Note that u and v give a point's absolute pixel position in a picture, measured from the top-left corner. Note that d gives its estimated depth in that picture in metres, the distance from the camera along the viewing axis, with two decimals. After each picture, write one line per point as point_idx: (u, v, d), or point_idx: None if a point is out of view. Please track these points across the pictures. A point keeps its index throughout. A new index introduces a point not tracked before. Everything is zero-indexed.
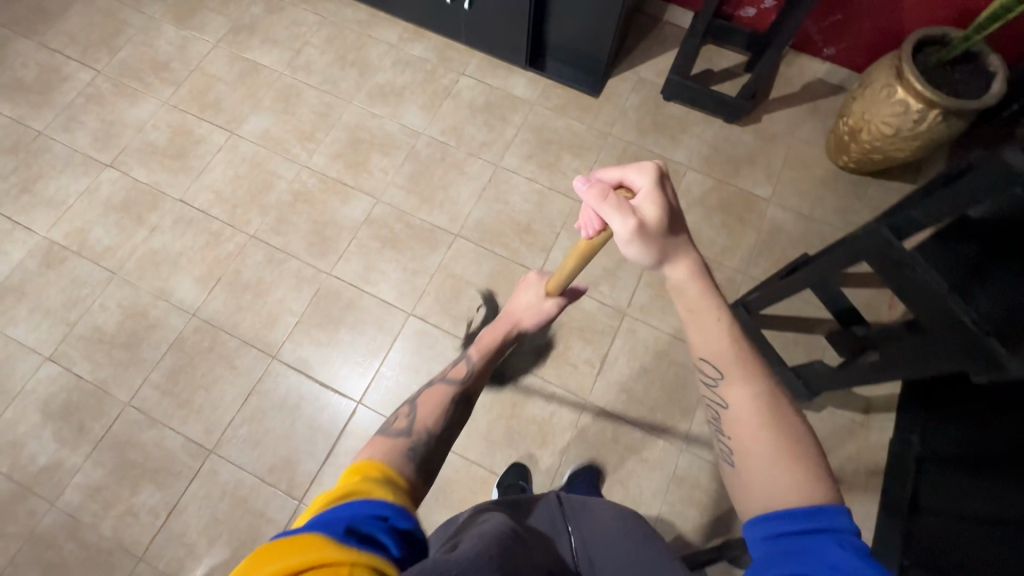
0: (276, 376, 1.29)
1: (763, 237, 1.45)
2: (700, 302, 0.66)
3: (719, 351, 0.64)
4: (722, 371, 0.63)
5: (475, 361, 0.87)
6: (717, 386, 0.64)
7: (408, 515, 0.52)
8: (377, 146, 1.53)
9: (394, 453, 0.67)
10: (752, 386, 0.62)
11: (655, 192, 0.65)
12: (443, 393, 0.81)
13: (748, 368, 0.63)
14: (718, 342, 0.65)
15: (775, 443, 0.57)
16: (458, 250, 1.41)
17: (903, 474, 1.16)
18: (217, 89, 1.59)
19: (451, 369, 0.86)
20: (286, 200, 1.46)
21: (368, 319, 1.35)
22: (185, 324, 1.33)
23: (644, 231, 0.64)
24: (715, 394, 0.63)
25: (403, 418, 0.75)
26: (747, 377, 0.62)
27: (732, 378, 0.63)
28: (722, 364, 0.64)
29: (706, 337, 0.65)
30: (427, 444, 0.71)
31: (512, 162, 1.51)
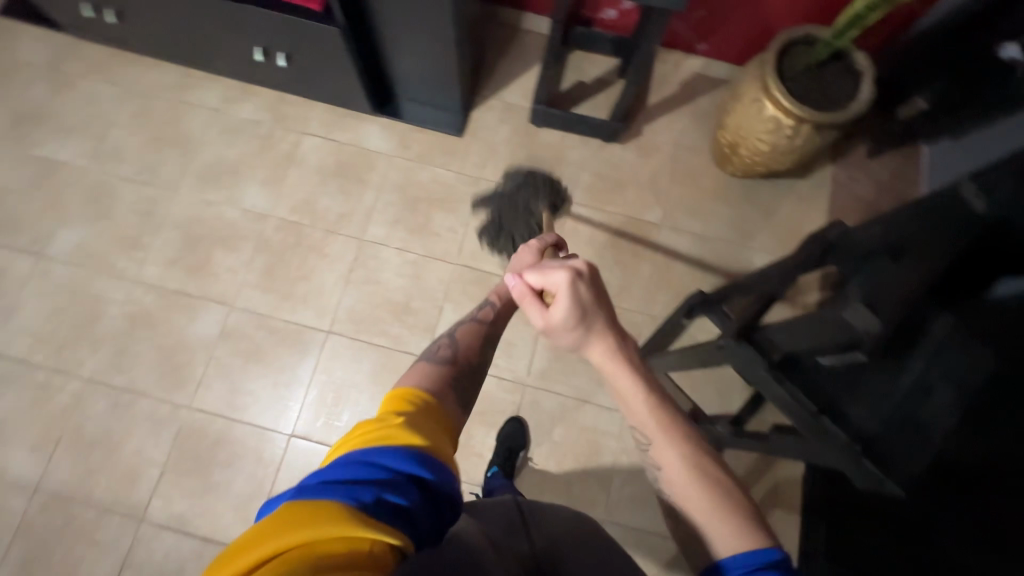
0: (147, 542, 1.13)
1: (659, 267, 1.35)
2: (622, 380, 0.60)
3: (640, 418, 0.60)
4: (647, 435, 0.60)
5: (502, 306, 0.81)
6: (648, 450, 0.60)
7: (432, 466, 0.49)
8: (219, 241, 1.32)
9: (434, 379, 0.63)
10: (680, 444, 0.58)
11: (564, 294, 0.60)
12: (478, 331, 0.75)
13: (673, 426, 0.59)
14: (640, 411, 0.60)
15: (706, 496, 0.55)
16: (333, 349, 1.26)
17: (817, 522, 1.11)
18: (9, 203, 1.32)
19: (477, 311, 0.79)
20: (121, 328, 1.25)
21: (243, 452, 1.19)
22: (29, 504, 1.15)
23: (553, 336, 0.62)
24: (647, 457, 0.61)
25: (445, 346, 0.70)
26: (674, 439, 0.59)
27: (660, 443, 0.59)
28: (646, 429, 0.60)
29: (630, 405, 0.60)
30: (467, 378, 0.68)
31: (377, 232, 1.34)
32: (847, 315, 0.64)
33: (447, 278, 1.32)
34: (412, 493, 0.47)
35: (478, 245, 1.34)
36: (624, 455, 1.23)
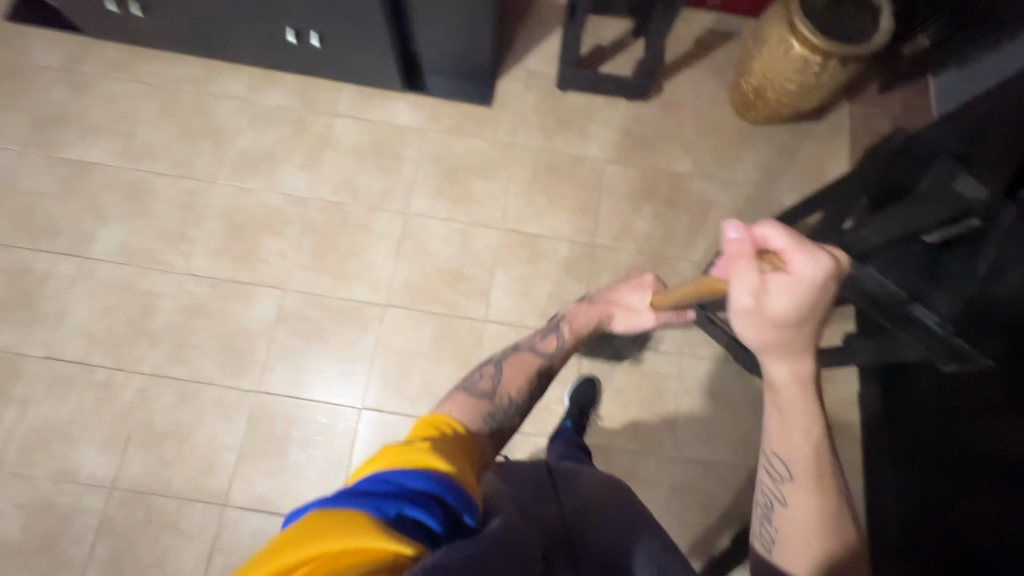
0: (233, 526, 1.14)
1: (695, 216, 1.40)
2: (796, 408, 0.61)
3: (796, 455, 0.61)
4: (790, 472, 0.61)
5: (565, 342, 0.88)
6: (782, 483, 0.62)
7: (453, 491, 0.48)
8: (264, 227, 1.32)
9: (473, 412, 0.66)
10: (821, 494, 0.60)
11: (810, 278, 0.55)
12: (529, 365, 0.80)
13: (823, 474, 0.61)
14: (801, 448, 0.61)
15: (820, 545, 0.59)
16: (393, 321, 1.28)
17: (878, 429, 1.19)
18: (44, 208, 1.30)
19: (540, 342, 0.86)
20: (177, 320, 1.25)
21: (317, 429, 1.20)
22: (107, 502, 1.14)
23: (760, 316, 0.58)
24: (772, 485, 0.63)
25: (487, 377, 0.74)
26: (820, 488, 0.60)
27: (801, 483, 0.61)
28: (794, 466, 0.61)
29: (790, 436, 0.61)
30: (505, 415, 0.69)
31: (420, 205, 1.36)
32: (959, 188, 0.63)
33: (495, 244, 1.34)
34: (438, 517, 0.46)
35: (520, 210, 1.38)
36: (685, 395, 1.27)
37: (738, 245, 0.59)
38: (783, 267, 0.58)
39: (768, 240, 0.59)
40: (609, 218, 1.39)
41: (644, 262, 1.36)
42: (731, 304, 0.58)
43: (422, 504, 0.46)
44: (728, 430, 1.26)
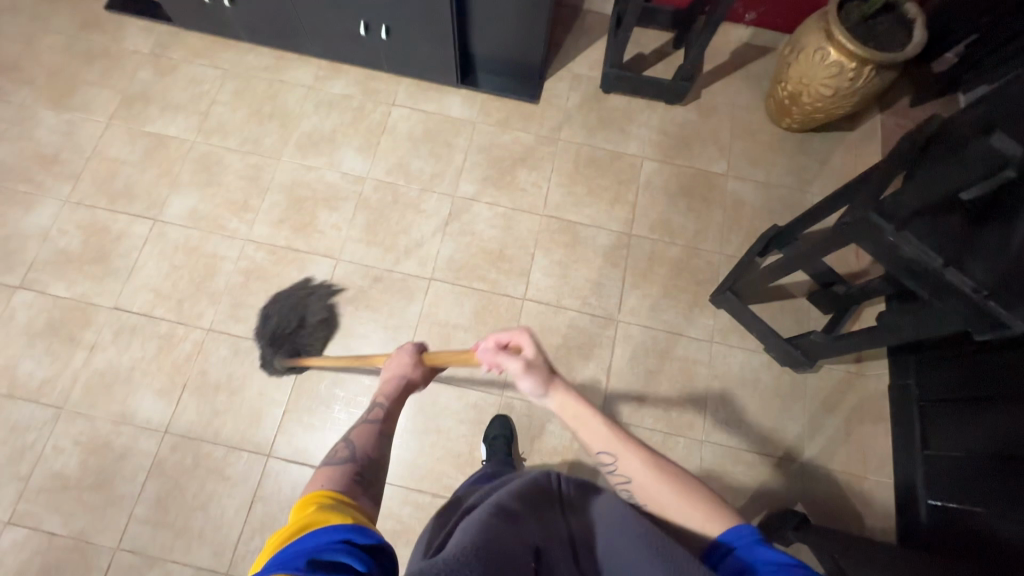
0: (275, 476, 1.19)
1: (728, 213, 1.46)
2: (583, 410, 0.71)
3: (603, 439, 0.69)
4: (612, 454, 0.68)
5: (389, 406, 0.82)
6: (615, 467, 0.68)
7: (358, 532, 0.53)
8: (322, 201, 1.41)
9: (341, 482, 0.64)
10: (643, 455, 0.67)
11: (528, 342, 0.77)
12: (371, 430, 0.76)
13: (629, 440, 0.69)
14: (603, 435, 0.69)
15: (670, 491, 0.65)
16: (436, 294, 1.34)
17: (910, 421, 1.20)
18: (124, 174, 1.41)
19: (366, 414, 0.80)
20: (237, 281, 1.33)
21: (360, 390, 1.26)
22: (159, 445, 1.20)
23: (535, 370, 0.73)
24: (614, 474, 0.69)
25: (342, 449, 0.71)
26: (632, 447, 0.68)
27: (625, 455, 0.68)
28: (610, 447, 0.69)
29: (595, 432, 0.69)
30: (371, 471, 0.69)
31: (468, 189, 1.45)
32: None
33: (536, 228, 1.41)
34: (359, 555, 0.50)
35: (561, 198, 1.45)
36: (715, 381, 1.31)
37: (489, 360, 0.79)
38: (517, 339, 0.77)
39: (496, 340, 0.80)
40: (645, 210, 1.45)
41: (678, 253, 1.41)
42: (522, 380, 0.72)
43: (339, 553, 0.49)
44: (757, 417, 1.29)
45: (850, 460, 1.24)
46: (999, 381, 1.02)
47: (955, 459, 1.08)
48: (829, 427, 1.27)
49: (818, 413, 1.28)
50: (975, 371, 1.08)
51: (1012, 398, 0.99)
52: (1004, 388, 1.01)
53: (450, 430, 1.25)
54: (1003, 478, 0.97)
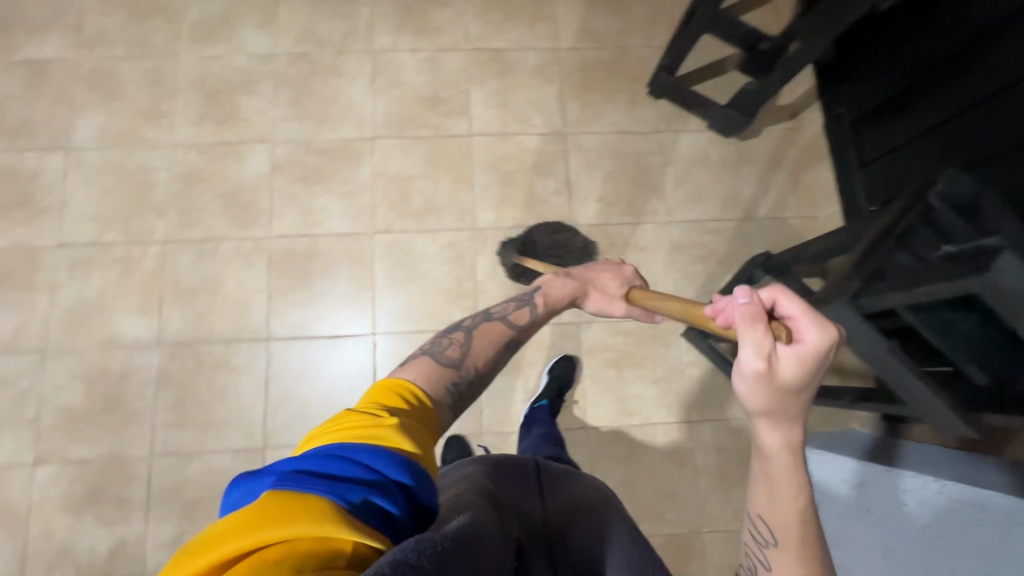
0: (281, 355, 1.23)
1: (648, 5, 1.44)
2: (786, 476, 0.49)
3: (781, 520, 0.50)
4: (773, 534, 0.51)
5: (538, 316, 0.75)
6: (765, 548, 0.52)
7: (418, 474, 0.44)
8: (237, 88, 1.34)
9: (437, 383, 0.60)
10: (811, 563, 0.50)
11: (803, 349, 0.47)
12: (497, 336, 0.71)
13: (814, 543, 0.50)
14: (787, 517, 0.50)
15: None
16: (383, 151, 1.33)
17: (842, 144, 1.31)
18: (13, 110, 1.30)
19: (513, 312, 0.75)
20: (176, 189, 1.29)
21: (336, 258, 1.27)
22: (158, 358, 1.21)
23: (762, 383, 0.47)
24: (756, 546, 0.53)
25: (455, 347, 0.66)
26: (807, 556, 0.50)
27: (791, 551, 0.50)
28: (779, 529, 0.50)
29: (774, 501, 0.50)
30: (469, 388, 0.63)
31: (384, 41, 1.38)
32: None
33: (464, 64, 1.38)
34: (400, 503, 0.41)
35: (481, 29, 1.40)
36: (669, 167, 1.36)
37: (747, 306, 0.48)
38: (788, 325, 0.49)
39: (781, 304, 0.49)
40: (567, 21, 1.42)
41: (608, 55, 1.41)
42: (738, 364, 0.47)
43: (386, 493, 0.41)
44: (713, 190, 1.36)
45: (802, 203, 1.35)
46: (906, 72, 1.13)
47: (901, 145, 1.15)
48: (779, 181, 1.36)
49: (767, 171, 1.36)
50: (889, 67, 1.17)
51: (926, 68, 1.09)
52: (919, 63, 1.10)
53: (433, 272, 1.28)
54: (948, 127, 1.04)
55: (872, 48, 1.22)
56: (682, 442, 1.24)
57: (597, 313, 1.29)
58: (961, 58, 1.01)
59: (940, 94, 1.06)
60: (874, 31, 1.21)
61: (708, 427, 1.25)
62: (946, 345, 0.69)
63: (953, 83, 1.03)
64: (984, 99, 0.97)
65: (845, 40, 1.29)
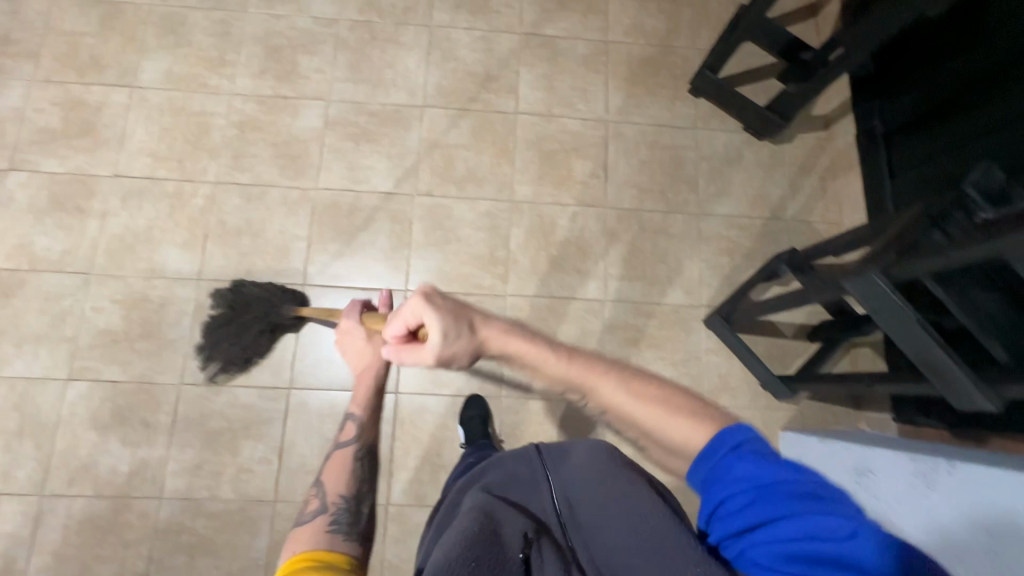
0: (315, 301, 1.27)
1: (696, 10, 1.50)
2: (532, 347, 0.71)
3: (566, 375, 0.70)
4: (578, 388, 0.70)
5: (360, 418, 0.99)
6: (586, 399, 0.70)
7: None
8: (299, 47, 1.40)
9: None
10: (609, 366, 0.69)
11: (428, 307, 0.73)
12: (343, 466, 0.93)
13: (580, 361, 0.69)
14: (562, 371, 0.70)
15: (644, 402, 0.65)
16: (432, 119, 1.38)
17: (874, 154, 1.34)
18: (86, 46, 1.36)
19: (349, 432, 0.81)
20: (232, 134, 1.34)
21: (376, 216, 1.32)
22: (197, 291, 1.25)
23: (460, 343, 0.73)
24: (591, 403, 0.70)
25: (322, 491, 0.70)
26: (596, 376, 0.68)
27: (603, 380, 0.68)
28: (569, 381, 0.70)
29: (557, 366, 0.70)
30: (346, 516, 0.82)
31: (442, 17, 1.45)
32: None
33: (517, 47, 1.44)
34: None
35: (535, 15, 1.47)
36: (704, 162, 1.41)
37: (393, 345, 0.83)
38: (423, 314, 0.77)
39: (398, 330, 0.80)
40: (618, 16, 1.48)
41: (654, 52, 1.47)
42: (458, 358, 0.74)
43: None
44: (744, 187, 1.41)
45: (830, 208, 1.40)
46: (950, 86, 1.17)
47: (940, 154, 1.18)
48: (809, 186, 1.41)
49: (798, 176, 1.41)
50: (927, 80, 1.22)
51: (974, 80, 1.13)
52: (961, 77, 1.15)
53: (469, 238, 1.32)
54: (984, 142, 1.10)
55: (913, 63, 1.26)
56: None
57: (623, 293, 1.32)
58: (1002, 72, 1.07)
59: (977, 107, 1.12)
60: (916, 47, 1.25)
61: None
62: (969, 323, 0.72)
63: (997, 99, 1.08)
64: (1020, 113, 1.04)
65: (883, 58, 1.35)
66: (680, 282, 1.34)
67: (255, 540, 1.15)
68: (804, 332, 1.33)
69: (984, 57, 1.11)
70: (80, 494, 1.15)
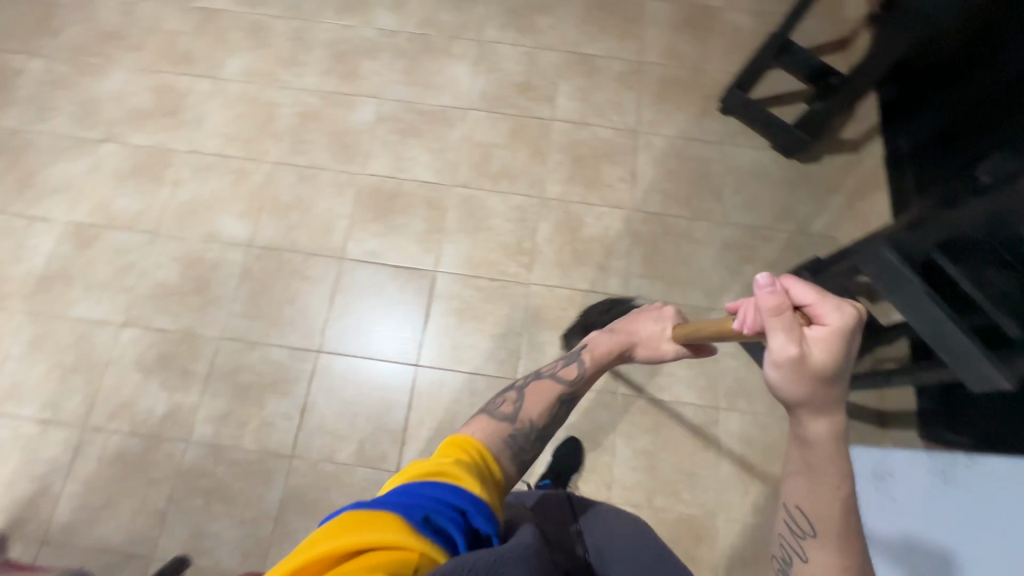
0: (350, 273, 1.36)
1: (729, 38, 1.59)
2: (831, 466, 0.49)
3: (818, 508, 0.50)
4: (813, 525, 0.50)
5: (588, 369, 0.84)
6: (802, 535, 0.51)
7: (492, 520, 0.51)
8: (362, 53, 1.57)
9: (497, 435, 0.66)
10: (849, 549, 0.49)
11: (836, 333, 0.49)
12: (550, 392, 0.78)
13: (852, 532, 0.49)
14: (827, 505, 0.49)
15: None
16: (473, 121, 1.50)
17: (898, 174, 1.38)
18: (182, 43, 1.56)
19: (562, 370, 0.83)
20: (294, 123, 1.49)
21: (415, 202, 1.42)
22: (246, 256, 1.36)
23: (800, 372, 0.48)
24: (795, 537, 0.52)
25: (510, 403, 0.73)
26: (845, 546, 0.49)
27: (828, 540, 0.49)
28: (817, 518, 0.50)
29: (814, 492, 0.49)
30: (526, 438, 0.69)
31: (492, 34, 1.59)
32: None
33: (558, 62, 1.56)
34: (465, 533, 0.49)
35: (577, 36, 1.59)
36: (730, 175, 1.46)
37: (776, 296, 0.50)
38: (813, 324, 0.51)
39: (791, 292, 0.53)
40: (654, 41, 1.59)
41: (686, 73, 1.56)
42: (772, 355, 0.49)
43: (451, 518, 0.49)
44: (769, 201, 1.44)
45: (855, 227, 1.41)
46: (967, 106, 1.26)
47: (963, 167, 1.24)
48: (834, 205, 1.43)
49: (824, 194, 1.44)
50: (950, 100, 1.30)
51: (988, 99, 1.21)
52: (976, 98, 1.24)
53: (499, 228, 1.40)
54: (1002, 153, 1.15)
55: (932, 90, 1.35)
56: (709, 427, 1.26)
57: (643, 291, 1.36)
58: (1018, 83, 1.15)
59: (1002, 115, 1.18)
60: (932, 77, 1.34)
61: (736, 416, 1.27)
62: (983, 297, 0.76)
63: (1012, 113, 1.16)
64: None
65: (902, 88, 1.42)
66: (700, 285, 1.36)
67: (268, 491, 1.19)
68: None
69: (1019, 62, 1.15)
70: (118, 430, 1.23)
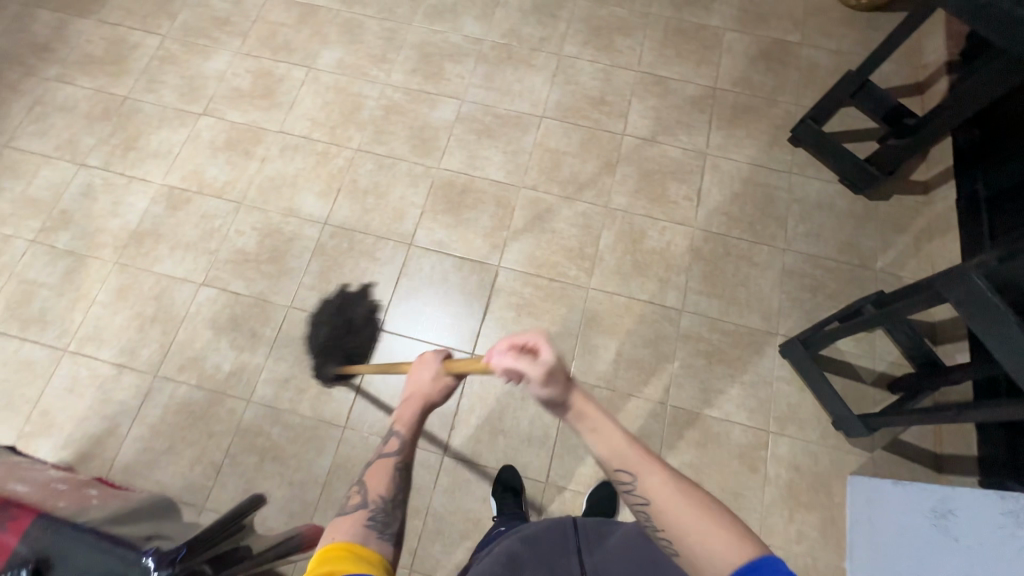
0: (417, 260, 1.41)
1: (803, 73, 1.62)
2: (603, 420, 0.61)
3: (617, 451, 0.59)
4: (628, 471, 0.57)
5: (404, 434, 0.72)
6: (632, 488, 0.56)
7: None
8: (447, 56, 1.65)
9: (355, 527, 0.59)
10: (666, 471, 0.56)
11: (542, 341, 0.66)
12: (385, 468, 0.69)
13: (648, 455, 0.58)
14: (618, 444, 0.59)
15: (686, 506, 0.52)
16: (547, 128, 1.56)
17: (974, 216, 1.35)
18: (283, 33, 1.68)
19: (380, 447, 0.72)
20: (378, 115, 1.58)
21: (484, 198, 1.47)
22: (321, 233, 1.44)
23: (549, 375, 0.62)
24: (631, 496, 0.56)
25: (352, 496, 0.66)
26: (656, 466, 0.56)
27: (644, 473, 0.56)
28: (626, 462, 0.57)
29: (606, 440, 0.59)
30: (385, 512, 0.64)
31: (571, 50, 1.66)
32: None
33: (633, 81, 1.62)
34: None
35: (653, 59, 1.65)
36: (795, 205, 1.48)
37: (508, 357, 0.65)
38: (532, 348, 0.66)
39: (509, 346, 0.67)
40: (728, 69, 1.64)
41: (758, 103, 1.60)
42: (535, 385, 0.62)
43: None
44: (833, 233, 1.44)
45: (921, 268, 1.40)
46: None
47: None
48: (900, 244, 1.43)
49: (890, 233, 1.44)
50: None
51: None
52: None
53: (563, 232, 1.44)
54: None
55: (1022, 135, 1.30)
56: (757, 450, 1.25)
57: (699, 307, 1.37)
58: None
59: None
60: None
61: (786, 442, 1.25)
62: None
63: None
64: None
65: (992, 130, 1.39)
66: (758, 308, 1.37)
67: (319, 458, 1.23)
68: (884, 381, 1.29)
69: None
70: (186, 381, 1.30)
